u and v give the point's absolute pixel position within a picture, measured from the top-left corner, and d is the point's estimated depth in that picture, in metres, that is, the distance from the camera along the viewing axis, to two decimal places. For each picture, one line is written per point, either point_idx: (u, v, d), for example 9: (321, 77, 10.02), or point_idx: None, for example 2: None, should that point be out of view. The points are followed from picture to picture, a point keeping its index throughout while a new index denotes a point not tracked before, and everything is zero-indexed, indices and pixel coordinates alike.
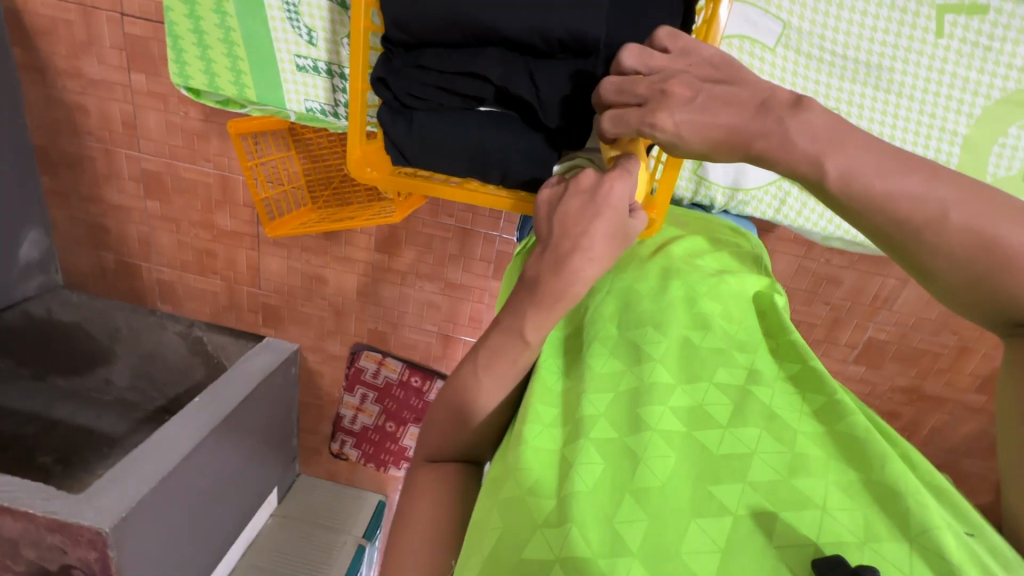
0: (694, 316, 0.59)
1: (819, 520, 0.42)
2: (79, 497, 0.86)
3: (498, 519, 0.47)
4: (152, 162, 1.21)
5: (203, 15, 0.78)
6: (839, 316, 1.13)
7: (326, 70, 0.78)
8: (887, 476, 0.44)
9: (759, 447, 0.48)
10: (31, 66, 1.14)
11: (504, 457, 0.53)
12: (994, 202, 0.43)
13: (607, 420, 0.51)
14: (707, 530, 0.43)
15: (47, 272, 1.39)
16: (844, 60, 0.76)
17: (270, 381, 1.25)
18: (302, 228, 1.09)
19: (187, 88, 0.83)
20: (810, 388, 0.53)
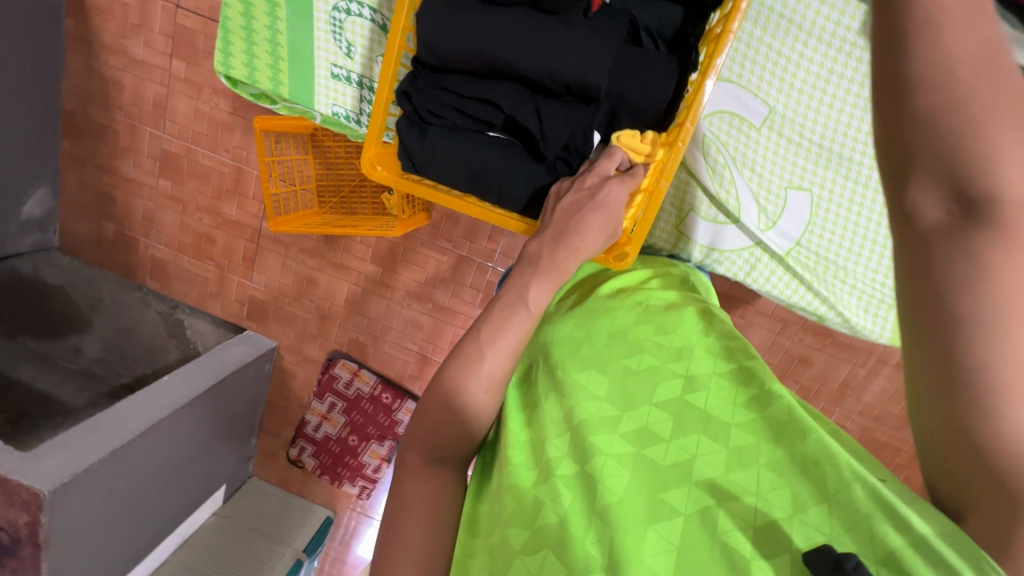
0: (626, 346, 0.62)
1: (752, 507, 0.45)
2: (25, 456, 0.85)
3: (489, 565, 0.51)
4: (173, 144, 1.25)
5: (257, 16, 0.83)
6: (807, 396, 1.16)
7: (357, 81, 0.84)
8: (810, 448, 0.47)
9: (699, 450, 0.50)
10: (79, 38, 1.21)
11: (492, 506, 0.56)
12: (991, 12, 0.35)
13: (565, 453, 0.53)
14: (661, 533, 0.46)
15: (44, 231, 1.40)
16: (819, 148, 0.78)
17: (242, 374, 1.24)
18: (304, 227, 1.12)
19: (227, 76, 0.88)
20: (740, 383, 0.55)
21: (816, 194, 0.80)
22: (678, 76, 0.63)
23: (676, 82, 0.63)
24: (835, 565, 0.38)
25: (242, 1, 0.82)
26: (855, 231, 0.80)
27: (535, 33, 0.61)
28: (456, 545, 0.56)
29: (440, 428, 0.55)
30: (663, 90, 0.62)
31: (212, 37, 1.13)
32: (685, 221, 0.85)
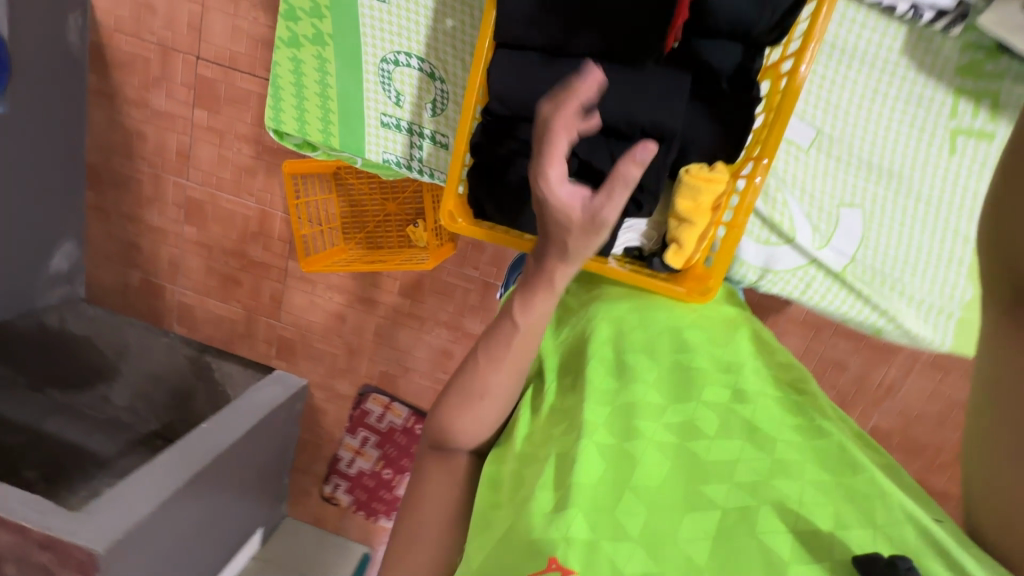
0: (678, 343, 0.65)
1: (794, 513, 0.48)
2: (76, 514, 0.85)
3: (508, 517, 0.53)
4: (197, 191, 1.27)
5: (307, 71, 0.87)
6: (845, 401, 1.15)
7: (407, 128, 0.86)
8: (863, 481, 0.50)
9: (744, 454, 0.53)
10: (101, 93, 1.23)
11: (519, 462, 0.58)
12: None
13: (605, 427, 0.56)
14: (698, 522, 0.49)
15: (71, 283, 1.42)
16: (867, 165, 0.81)
17: (277, 413, 1.24)
18: (334, 266, 1.16)
19: (275, 130, 0.92)
20: (794, 410, 0.58)
21: (867, 211, 0.82)
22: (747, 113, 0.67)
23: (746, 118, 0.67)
24: (889, 565, 0.41)
25: (293, 59, 0.87)
26: (902, 249, 0.83)
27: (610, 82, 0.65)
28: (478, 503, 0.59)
29: (450, 422, 0.62)
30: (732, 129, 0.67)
31: (233, 85, 1.15)
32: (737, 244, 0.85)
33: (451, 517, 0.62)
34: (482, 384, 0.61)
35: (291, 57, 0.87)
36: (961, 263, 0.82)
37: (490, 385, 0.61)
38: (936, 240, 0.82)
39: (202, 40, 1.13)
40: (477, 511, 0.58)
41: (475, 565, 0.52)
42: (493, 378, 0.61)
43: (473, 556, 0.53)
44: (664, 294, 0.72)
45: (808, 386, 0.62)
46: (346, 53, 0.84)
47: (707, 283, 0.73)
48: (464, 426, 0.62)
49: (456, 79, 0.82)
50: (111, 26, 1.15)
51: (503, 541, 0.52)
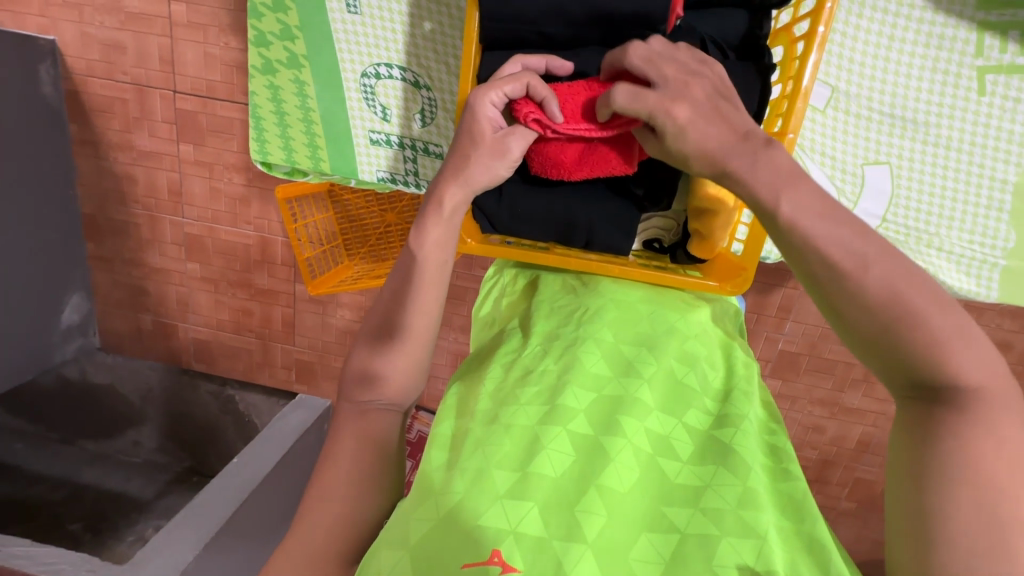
0: (682, 352, 0.62)
1: (758, 550, 0.45)
2: (124, 568, 0.87)
3: (458, 483, 0.50)
4: (195, 226, 1.25)
5: (286, 97, 0.84)
6: None
7: (398, 142, 0.84)
8: (815, 534, 0.48)
9: (714, 480, 0.51)
10: (85, 141, 1.20)
11: (489, 421, 0.56)
12: (918, 290, 0.45)
13: (584, 417, 0.55)
14: (655, 543, 0.47)
15: (85, 335, 1.41)
16: (890, 118, 0.78)
17: (306, 439, 1.24)
18: (341, 284, 1.13)
19: (263, 162, 0.89)
20: (773, 451, 0.56)
21: (895, 165, 0.79)
22: (761, 86, 0.62)
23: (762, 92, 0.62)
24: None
25: (269, 85, 0.84)
26: (935, 202, 0.80)
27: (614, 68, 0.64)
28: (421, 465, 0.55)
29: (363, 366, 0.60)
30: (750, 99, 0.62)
31: (214, 115, 1.12)
32: None
33: None
34: (395, 327, 0.60)
35: (268, 84, 0.84)
36: (1000, 209, 0.79)
37: (405, 323, 0.59)
38: (976, 187, 0.78)
39: (176, 73, 1.10)
40: (421, 473, 0.54)
41: (411, 539, 0.47)
42: (407, 319, 0.59)
43: (410, 519, 0.49)
44: (698, 289, 0.70)
45: (773, 426, 0.59)
46: (323, 73, 0.81)
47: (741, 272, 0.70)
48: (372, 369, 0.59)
49: (441, 84, 0.79)
50: (83, 72, 1.12)
51: (444, 524, 0.47)
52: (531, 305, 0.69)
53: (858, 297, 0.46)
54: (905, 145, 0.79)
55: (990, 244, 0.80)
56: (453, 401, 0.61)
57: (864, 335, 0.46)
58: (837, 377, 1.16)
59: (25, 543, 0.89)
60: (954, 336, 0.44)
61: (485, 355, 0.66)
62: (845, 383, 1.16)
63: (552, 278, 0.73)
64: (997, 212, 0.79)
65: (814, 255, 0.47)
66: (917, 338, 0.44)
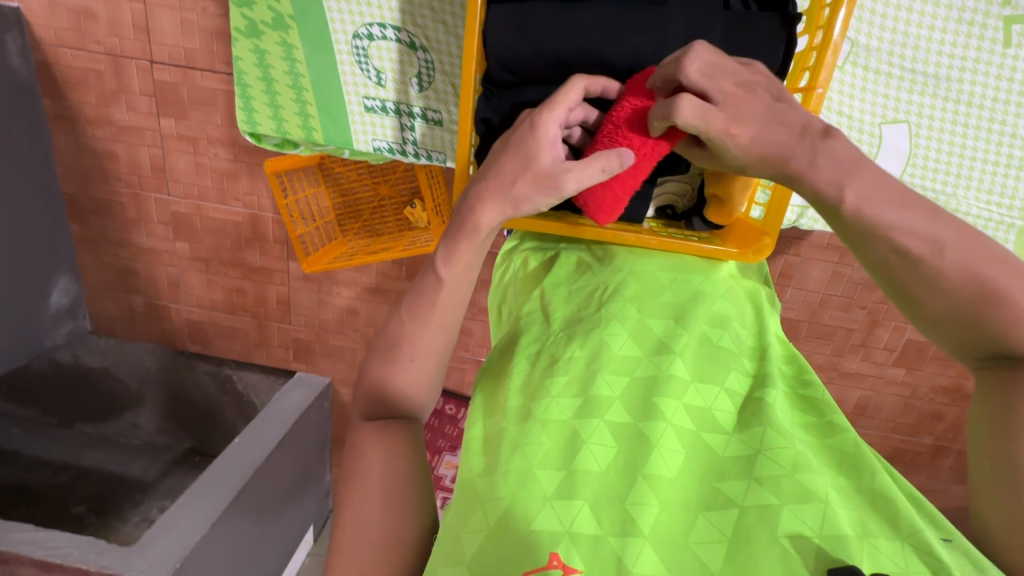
0: (712, 317, 0.62)
1: (821, 514, 0.45)
2: (130, 550, 0.87)
3: (502, 490, 0.50)
4: (181, 204, 1.21)
5: (273, 62, 0.80)
6: (876, 319, 1.12)
7: (394, 109, 0.80)
8: (877, 487, 0.49)
9: (763, 444, 0.50)
10: (60, 116, 1.15)
11: (522, 419, 0.55)
12: (990, 261, 0.50)
13: (620, 405, 0.54)
14: (714, 521, 0.46)
15: (75, 318, 1.38)
16: (911, 74, 0.75)
17: (307, 417, 1.24)
18: (336, 262, 1.10)
19: (251, 133, 0.85)
20: (816, 409, 0.57)
21: (914, 124, 0.77)
22: (787, 36, 0.60)
23: (787, 41, 0.61)
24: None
25: (255, 50, 0.79)
26: (953, 163, 0.79)
27: (627, 20, 0.61)
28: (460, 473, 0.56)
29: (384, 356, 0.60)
30: (772, 52, 0.61)
31: (196, 86, 1.07)
32: None
33: (415, 488, 0.56)
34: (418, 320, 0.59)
35: (253, 48, 0.80)
36: (1017, 168, 0.77)
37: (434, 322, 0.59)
38: (994, 146, 0.77)
39: (153, 42, 1.04)
40: (461, 480, 0.55)
41: (467, 555, 0.48)
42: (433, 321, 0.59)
43: (464, 534, 0.49)
44: (722, 258, 0.70)
45: (812, 376, 0.60)
46: (312, 34, 0.77)
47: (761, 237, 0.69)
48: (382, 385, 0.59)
49: (438, 45, 0.75)
50: (53, 41, 1.06)
51: (497, 530, 0.47)
52: (546, 289, 0.68)
53: (936, 283, 0.51)
54: (926, 102, 0.76)
55: (1005, 205, 0.79)
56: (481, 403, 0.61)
57: (937, 316, 0.53)
58: (836, 343, 1.17)
59: (26, 528, 0.88)
60: None
61: (504, 349, 0.65)
62: (844, 348, 1.17)
63: (565, 263, 0.71)
64: (1015, 170, 0.78)
65: (886, 247, 0.52)
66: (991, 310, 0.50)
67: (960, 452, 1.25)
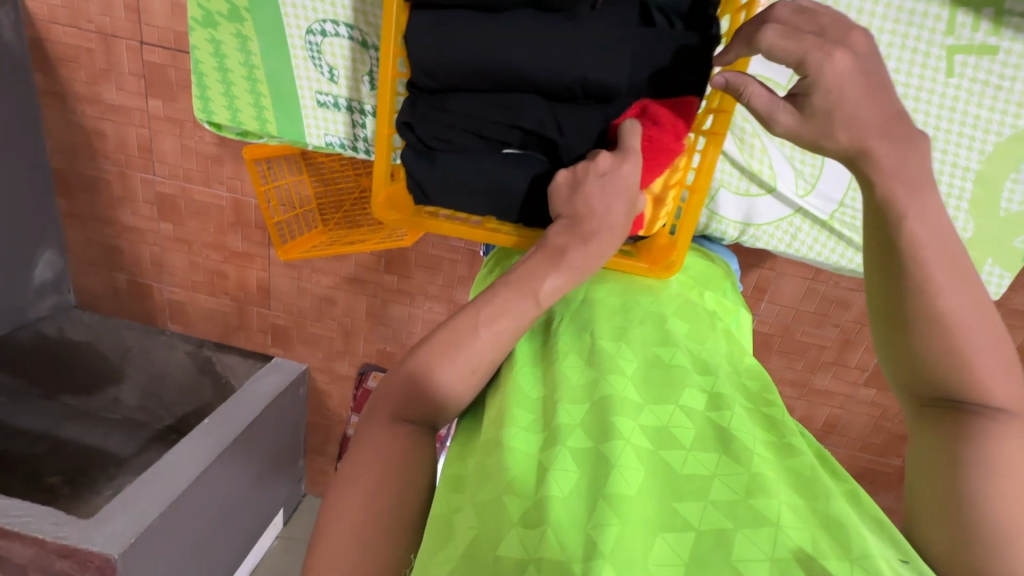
0: (661, 335, 0.61)
1: (771, 539, 0.42)
2: (88, 522, 0.89)
3: (472, 519, 0.45)
4: (167, 185, 1.23)
5: (229, 53, 0.80)
6: (849, 337, 1.12)
7: (346, 105, 0.81)
8: (832, 510, 0.44)
9: (718, 469, 0.48)
10: (50, 92, 1.16)
11: (481, 459, 0.50)
12: (984, 323, 0.52)
13: (581, 428, 0.51)
14: (672, 545, 0.43)
15: (60, 292, 1.41)
16: None
17: (279, 402, 1.25)
18: (312, 251, 1.09)
19: (210, 122, 0.86)
20: (776, 425, 0.53)
21: None
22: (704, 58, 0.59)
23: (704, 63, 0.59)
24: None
25: (211, 39, 0.80)
26: None
27: (545, 33, 0.58)
28: (435, 503, 0.50)
29: (444, 346, 0.54)
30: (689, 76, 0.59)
31: (184, 69, 1.08)
32: (715, 200, 0.81)
33: None
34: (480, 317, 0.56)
35: (209, 38, 0.80)
36: (960, 200, 0.78)
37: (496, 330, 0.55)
38: (937, 175, 0.77)
39: (142, 23, 1.05)
40: (435, 515, 0.49)
41: None
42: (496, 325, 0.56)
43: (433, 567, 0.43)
44: (626, 271, 0.70)
45: (774, 396, 0.57)
46: (267, 28, 0.78)
47: (671, 255, 0.70)
48: (440, 399, 0.53)
49: None
50: (45, 17, 1.07)
51: (469, 568, 0.42)
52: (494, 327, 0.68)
53: (941, 317, 0.51)
54: None
55: None
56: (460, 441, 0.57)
57: (927, 356, 0.52)
58: (808, 359, 1.17)
59: None
60: (1008, 368, 0.50)
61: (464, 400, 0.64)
62: (815, 365, 1.17)
63: None
64: (957, 202, 0.78)
65: (910, 254, 0.52)
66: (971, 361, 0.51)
67: None
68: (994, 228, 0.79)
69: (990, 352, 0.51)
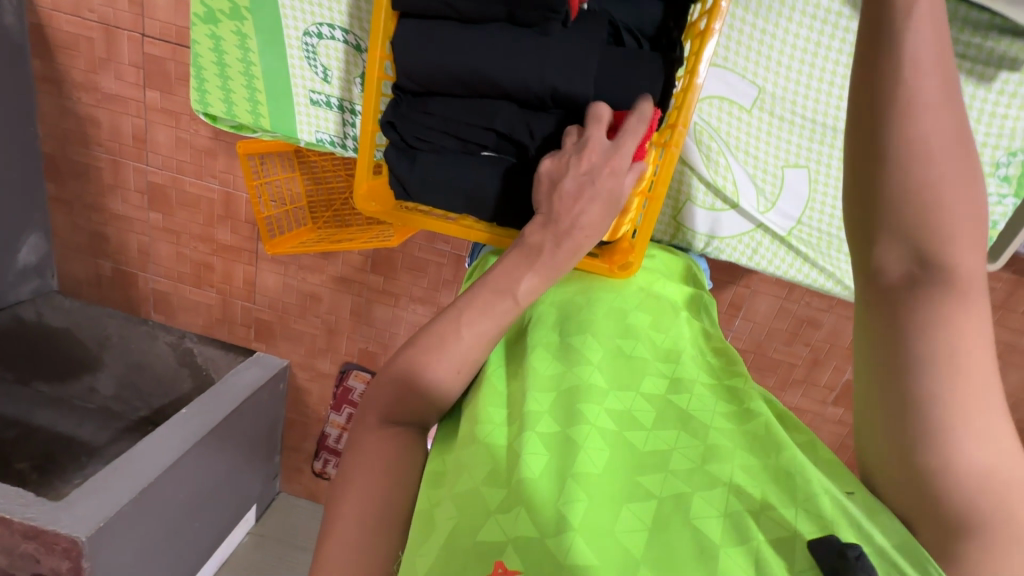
0: (623, 327, 0.62)
1: (724, 499, 0.46)
2: (57, 505, 0.88)
3: (454, 509, 0.47)
4: (158, 175, 1.24)
5: (227, 49, 0.83)
6: (819, 357, 1.16)
7: (338, 105, 0.84)
8: (783, 462, 0.48)
9: (677, 442, 0.51)
10: (48, 77, 1.17)
11: (456, 457, 0.52)
12: (960, 172, 0.47)
13: (549, 415, 0.52)
14: (636, 512, 0.46)
15: (42, 277, 1.41)
16: (812, 124, 0.78)
17: (258, 395, 1.25)
18: (301, 246, 1.10)
19: (205, 113, 0.88)
20: (738, 393, 0.56)
21: (813, 170, 0.80)
22: (665, 75, 0.62)
23: (664, 77, 0.62)
24: (839, 555, 0.40)
25: (211, 35, 0.82)
26: None
27: (519, 46, 0.62)
28: (419, 501, 0.51)
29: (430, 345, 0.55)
30: (650, 89, 0.62)
31: (183, 63, 1.10)
32: (682, 211, 0.84)
33: None
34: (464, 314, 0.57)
35: (209, 34, 0.82)
36: None
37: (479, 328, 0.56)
38: None
39: (145, 16, 1.07)
40: (417, 510, 0.50)
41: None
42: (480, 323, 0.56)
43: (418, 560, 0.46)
44: (590, 272, 0.69)
45: (741, 367, 0.59)
46: (266, 27, 0.81)
47: (630, 257, 0.69)
48: (430, 393, 0.55)
49: None
50: (48, 5, 1.09)
51: (449, 551, 0.45)
52: None
53: (916, 151, 0.46)
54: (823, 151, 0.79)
55: None
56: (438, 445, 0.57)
57: (898, 223, 0.47)
58: (780, 376, 1.20)
59: None
60: (976, 229, 0.46)
61: None
62: (786, 382, 1.21)
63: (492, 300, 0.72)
64: None
65: (893, 84, 0.47)
66: (941, 207, 0.46)
67: None
68: None
69: (961, 202, 0.46)
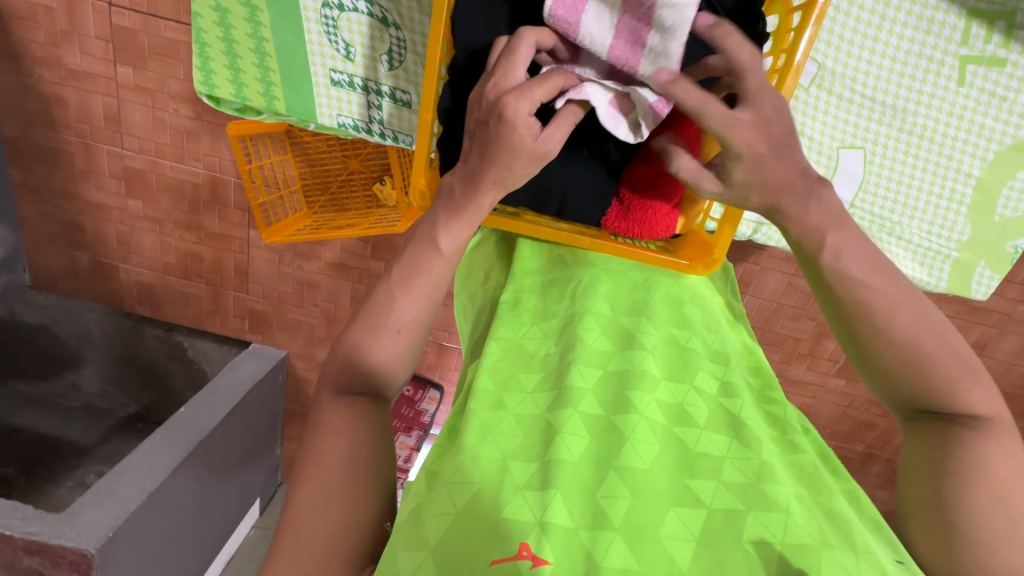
0: (679, 318, 0.64)
1: (783, 524, 0.47)
2: (60, 517, 0.84)
3: (470, 473, 0.49)
4: (136, 159, 1.15)
5: (234, 22, 0.76)
6: (824, 331, 1.17)
7: (361, 86, 0.78)
8: (835, 507, 0.50)
9: (730, 452, 0.52)
10: (4, 52, 1.06)
11: (478, 419, 0.53)
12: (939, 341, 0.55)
13: (593, 397, 0.55)
14: (684, 519, 0.47)
15: (13, 271, 1.25)
16: (872, 102, 0.79)
17: (258, 389, 1.21)
18: (297, 234, 1.04)
19: (209, 96, 0.81)
20: (788, 432, 0.58)
21: (869, 151, 0.82)
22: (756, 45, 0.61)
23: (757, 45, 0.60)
24: None
25: (216, 7, 0.75)
26: (910, 194, 0.84)
27: None
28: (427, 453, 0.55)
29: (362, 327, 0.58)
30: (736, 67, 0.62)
31: (157, 36, 1.00)
32: None
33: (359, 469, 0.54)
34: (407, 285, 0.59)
35: (213, 6, 0.75)
36: (960, 203, 0.83)
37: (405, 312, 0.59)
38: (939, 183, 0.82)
39: None
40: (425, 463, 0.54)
41: (431, 540, 0.45)
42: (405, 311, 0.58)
43: (427, 516, 0.47)
44: (669, 267, 0.69)
45: (776, 393, 0.63)
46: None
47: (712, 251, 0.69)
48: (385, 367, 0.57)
49: (411, 23, 0.73)
50: None
51: (465, 516, 0.46)
52: (512, 282, 0.67)
53: (887, 329, 0.55)
54: (881, 129, 0.80)
55: (946, 236, 0.85)
56: (448, 425, 0.57)
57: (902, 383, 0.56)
58: (785, 350, 1.22)
59: None
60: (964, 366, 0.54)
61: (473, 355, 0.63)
62: (792, 355, 1.22)
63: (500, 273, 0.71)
64: (957, 206, 0.84)
65: (857, 296, 0.56)
66: (935, 382, 0.54)
67: (887, 460, 1.34)
68: (988, 232, 0.85)
69: (952, 371, 0.54)
